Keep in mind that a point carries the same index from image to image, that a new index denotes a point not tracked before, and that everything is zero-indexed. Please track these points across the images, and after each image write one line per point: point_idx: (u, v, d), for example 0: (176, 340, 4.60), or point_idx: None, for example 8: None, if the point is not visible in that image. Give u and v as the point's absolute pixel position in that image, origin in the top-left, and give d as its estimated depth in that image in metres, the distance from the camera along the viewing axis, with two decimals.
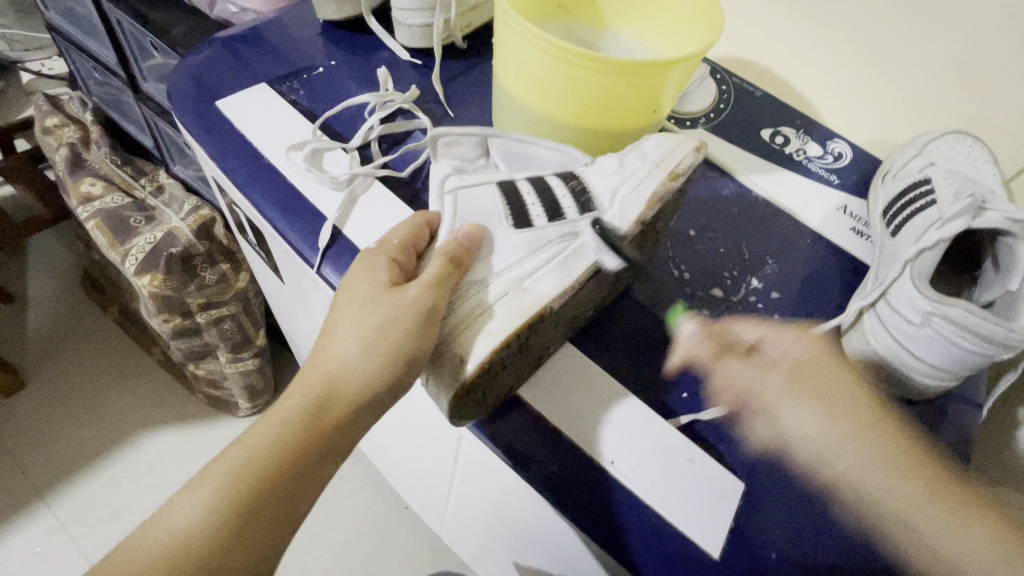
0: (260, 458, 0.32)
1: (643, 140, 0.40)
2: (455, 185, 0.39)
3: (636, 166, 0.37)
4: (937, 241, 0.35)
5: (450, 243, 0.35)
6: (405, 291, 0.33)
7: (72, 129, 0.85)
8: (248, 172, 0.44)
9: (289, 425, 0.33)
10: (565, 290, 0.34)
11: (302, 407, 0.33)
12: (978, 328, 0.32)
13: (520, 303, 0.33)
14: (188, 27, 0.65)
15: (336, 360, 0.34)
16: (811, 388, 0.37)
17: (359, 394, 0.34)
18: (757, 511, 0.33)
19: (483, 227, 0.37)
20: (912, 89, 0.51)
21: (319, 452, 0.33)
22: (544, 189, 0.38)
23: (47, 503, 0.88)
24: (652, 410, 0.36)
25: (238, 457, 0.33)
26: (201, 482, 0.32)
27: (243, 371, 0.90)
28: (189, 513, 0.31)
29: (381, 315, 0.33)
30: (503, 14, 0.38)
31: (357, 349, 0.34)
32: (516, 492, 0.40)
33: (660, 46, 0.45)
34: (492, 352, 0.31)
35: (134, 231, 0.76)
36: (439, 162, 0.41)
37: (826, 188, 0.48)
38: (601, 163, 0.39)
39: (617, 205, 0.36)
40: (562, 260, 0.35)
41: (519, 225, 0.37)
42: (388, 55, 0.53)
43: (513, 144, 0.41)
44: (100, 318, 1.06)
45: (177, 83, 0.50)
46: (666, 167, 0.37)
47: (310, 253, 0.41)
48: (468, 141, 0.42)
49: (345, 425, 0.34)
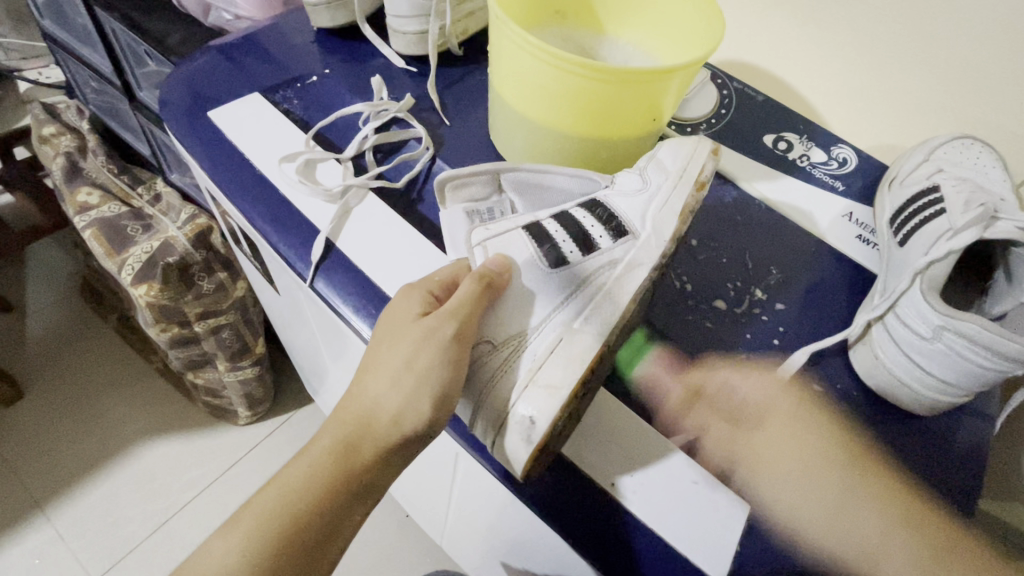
0: (295, 490, 0.31)
1: (656, 151, 0.40)
2: (483, 236, 0.38)
3: (660, 181, 0.38)
4: (947, 252, 0.34)
5: (479, 272, 0.34)
6: (437, 322, 0.32)
7: (69, 138, 0.84)
8: (240, 184, 0.43)
9: (322, 457, 0.32)
10: (615, 326, 0.34)
11: (339, 436, 0.33)
12: (994, 345, 0.30)
13: (579, 348, 0.33)
14: (182, 35, 0.64)
15: (363, 392, 0.33)
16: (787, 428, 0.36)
17: (391, 427, 0.32)
18: (772, 523, 0.32)
19: (510, 259, 0.36)
20: (917, 92, 0.50)
21: (359, 486, 0.32)
22: (570, 221, 0.37)
23: (46, 514, 0.87)
24: (656, 431, 0.35)
25: (277, 488, 0.32)
26: (240, 516, 0.31)
27: (242, 380, 0.89)
28: (227, 551, 0.30)
29: (412, 347, 0.32)
30: (497, 22, 0.37)
31: (385, 383, 0.32)
32: (514, 511, 0.39)
33: (660, 52, 0.44)
34: (559, 412, 0.32)
35: (131, 240, 0.75)
36: (449, 210, 0.40)
37: (830, 194, 0.47)
38: (616, 185, 0.39)
39: (651, 228, 0.37)
40: (600, 298, 0.35)
41: (554, 263, 0.36)
42: (383, 63, 0.52)
43: (530, 176, 0.40)
44: (98, 326, 1.05)
45: (169, 92, 0.49)
46: (689, 179, 0.38)
47: (303, 266, 0.40)
48: (479, 181, 0.40)
49: (379, 458, 0.32)
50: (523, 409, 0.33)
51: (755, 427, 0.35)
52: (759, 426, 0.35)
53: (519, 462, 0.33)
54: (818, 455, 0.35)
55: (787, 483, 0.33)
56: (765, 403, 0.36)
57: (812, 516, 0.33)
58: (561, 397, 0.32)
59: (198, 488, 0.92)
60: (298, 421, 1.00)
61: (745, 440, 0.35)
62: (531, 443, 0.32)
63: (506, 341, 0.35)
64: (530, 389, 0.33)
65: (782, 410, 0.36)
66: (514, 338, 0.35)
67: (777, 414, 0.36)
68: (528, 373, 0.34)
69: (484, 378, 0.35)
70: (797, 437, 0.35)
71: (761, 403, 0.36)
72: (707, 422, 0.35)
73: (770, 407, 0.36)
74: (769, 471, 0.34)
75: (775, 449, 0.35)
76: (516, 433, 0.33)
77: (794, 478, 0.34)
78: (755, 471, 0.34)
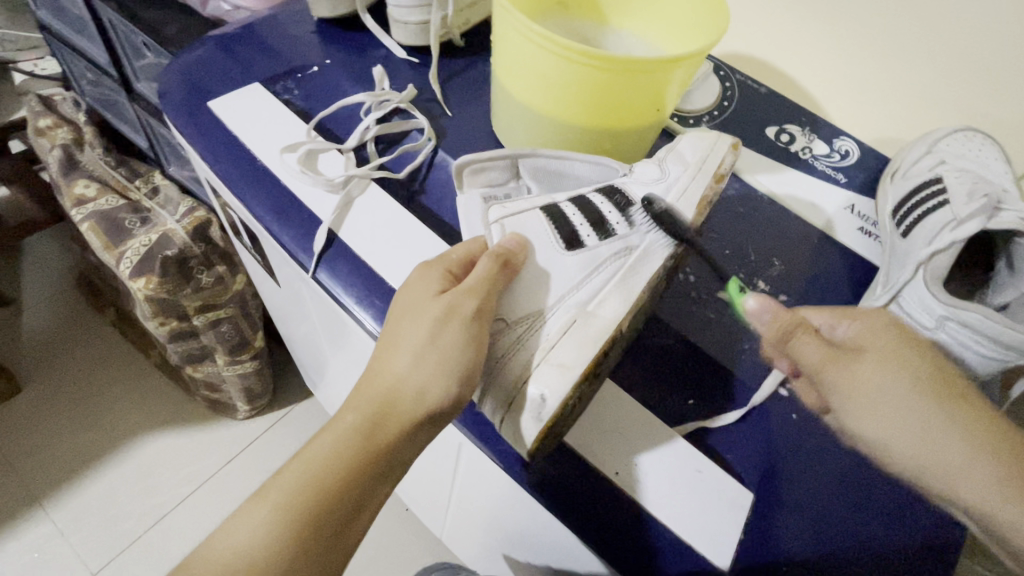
0: (324, 464, 0.31)
1: (676, 142, 0.40)
2: (500, 214, 0.38)
3: (679, 172, 0.38)
4: (951, 243, 0.34)
5: (496, 252, 0.35)
6: (458, 299, 0.32)
7: (65, 130, 0.83)
8: (242, 175, 0.43)
9: (350, 431, 0.31)
10: (631, 307, 0.34)
11: (366, 412, 0.32)
12: (997, 335, 0.31)
13: (595, 330, 0.33)
14: (180, 25, 0.64)
15: (387, 369, 0.32)
16: (900, 360, 0.32)
17: (415, 404, 0.32)
18: (777, 509, 0.33)
19: (525, 238, 0.36)
20: (919, 84, 0.50)
21: (387, 461, 0.32)
22: (584, 206, 0.38)
23: (45, 509, 0.87)
24: (661, 421, 0.35)
25: (303, 465, 0.31)
26: (265, 494, 0.31)
27: (242, 373, 0.88)
28: (256, 524, 0.30)
29: (434, 324, 0.32)
30: (501, 11, 0.37)
31: (407, 360, 0.32)
32: (518, 502, 0.39)
33: (663, 43, 0.44)
34: (571, 388, 0.32)
35: (129, 233, 0.74)
36: (466, 194, 0.40)
37: (832, 186, 0.47)
38: (635, 175, 0.39)
39: (667, 215, 0.37)
40: (615, 282, 0.35)
41: (571, 246, 0.36)
42: (384, 53, 0.52)
43: (548, 162, 0.39)
44: (96, 320, 1.05)
45: (169, 83, 0.49)
46: (709, 170, 0.38)
47: (305, 257, 0.40)
48: (499, 164, 0.40)
49: (406, 433, 0.32)
50: (534, 388, 0.32)
51: (858, 360, 0.32)
52: (861, 357, 0.32)
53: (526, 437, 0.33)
54: (908, 390, 0.31)
55: (906, 427, 0.31)
56: (860, 344, 0.33)
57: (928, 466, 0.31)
58: (573, 375, 0.32)
59: (198, 482, 0.92)
60: (298, 415, 1.00)
61: (840, 366, 0.32)
62: (540, 422, 0.32)
63: (520, 318, 0.35)
64: (542, 367, 0.33)
65: (920, 360, 0.32)
66: (528, 318, 0.35)
67: (873, 355, 0.32)
68: (542, 351, 0.34)
69: (495, 360, 0.35)
70: (894, 370, 0.31)
71: (857, 340, 0.33)
72: (813, 356, 0.33)
73: (870, 341, 0.33)
74: (873, 409, 0.32)
75: (878, 382, 0.32)
76: (529, 410, 0.32)
77: (898, 419, 0.31)
78: (854, 401, 0.32)
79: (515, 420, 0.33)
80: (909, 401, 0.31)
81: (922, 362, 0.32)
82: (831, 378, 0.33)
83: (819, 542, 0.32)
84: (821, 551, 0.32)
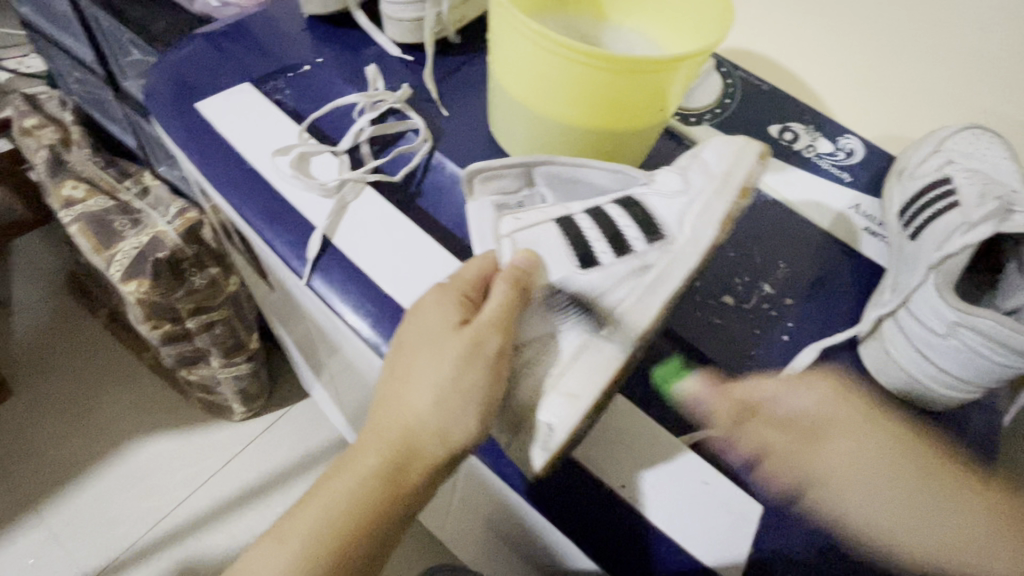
0: (347, 506, 0.30)
1: (700, 148, 0.39)
2: (511, 227, 0.37)
3: (701, 186, 0.37)
4: (962, 247, 0.34)
5: (511, 275, 0.33)
6: (474, 336, 0.31)
7: (52, 130, 0.82)
8: (233, 179, 0.42)
9: (371, 474, 0.31)
10: (648, 331, 0.33)
11: (383, 453, 0.31)
12: (1012, 342, 0.30)
13: (608, 353, 0.32)
14: (167, 23, 0.62)
15: (405, 406, 0.31)
16: (813, 436, 0.34)
17: (437, 446, 0.31)
18: (790, 507, 0.32)
19: (538, 255, 0.35)
20: (926, 81, 0.49)
21: (407, 502, 0.31)
22: (599, 219, 0.36)
23: (39, 514, 0.86)
24: (664, 430, 0.34)
25: (322, 507, 0.31)
26: (285, 534, 0.31)
27: (237, 375, 0.87)
28: (281, 557, 0.30)
29: (453, 366, 0.31)
30: (499, 8, 0.36)
31: (428, 398, 0.31)
32: (518, 515, 0.38)
33: (665, 41, 0.43)
34: (582, 419, 0.31)
35: (119, 236, 0.73)
36: (477, 200, 0.39)
37: (837, 185, 0.46)
38: (655, 185, 0.38)
39: (687, 232, 0.36)
40: (642, 292, 0.34)
41: (585, 263, 0.35)
42: (378, 51, 0.51)
43: (564, 169, 0.38)
44: (87, 321, 1.03)
45: (156, 83, 0.47)
46: (732, 186, 0.36)
47: (299, 264, 0.39)
48: (511, 173, 0.38)
49: (425, 480, 0.31)
50: (543, 416, 0.32)
51: (825, 438, 0.34)
52: (821, 437, 0.34)
53: (537, 458, 0.32)
54: (885, 461, 0.33)
55: (860, 498, 0.32)
56: (820, 415, 0.35)
57: (888, 530, 0.31)
58: (581, 405, 0.31)
59: (195, 485, 0.91)
60: (295, 416, 0.99)
61: (807, 442, 0.34)
62: (548, 450, 0.31)
63: (530, 340, 0.34)
64: (551, 396, 0.32)
65: (781, 433, 0.34)
66: (541, 337, 0.34)
67: (834, 426, 0.34)
68: (553, 376, 0.33)
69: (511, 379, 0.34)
70: (861, 443, 0.33)
71: (817, 414, 0.35)
72: (767, 439, 0.34)
73: (825, 424, 0.34)
74: (851, 484, 0.32)
75: (848, 461, 0.33)
76: (538, 439, 0.32)
77: (874, 486, 0.32)
78: (828, 485, 0.32)
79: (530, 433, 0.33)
80: (871, 485, 0.32)
81: (871, 459, 0.33)
82: (766, 463, 0.33)
83: (837, 535, 0.31)
84: (836, 541, 0.31)
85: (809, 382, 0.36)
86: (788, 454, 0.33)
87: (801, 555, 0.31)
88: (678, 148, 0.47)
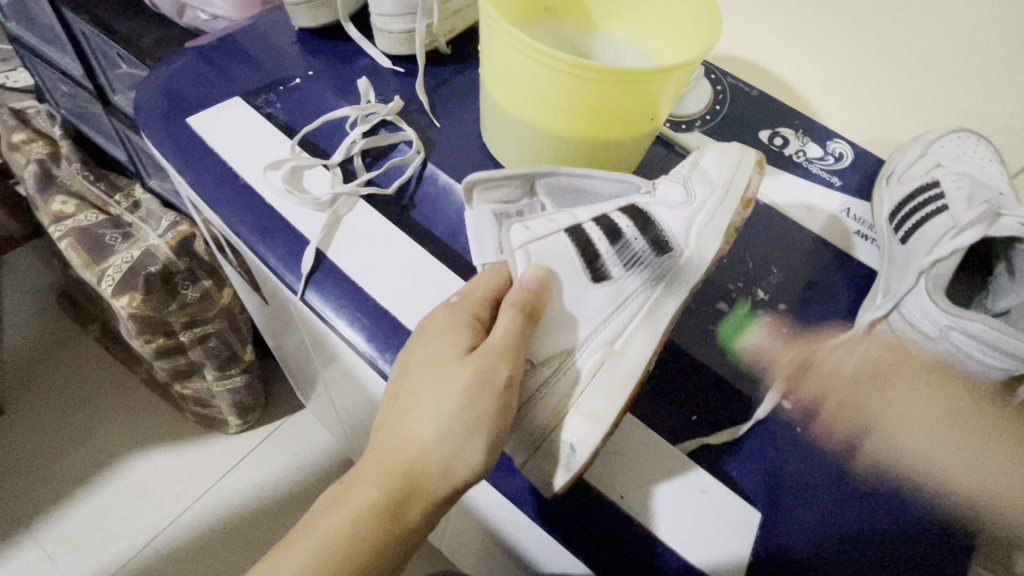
0: (345, 542, 0.30)
1: (699, 157, 0.40)
2: (522, 237, 0.35)
3: (705, 196, 0.37)
4: (952, 250, 0.35)
5: (520, 300, 0.33)
6: (482, 363, 0.31)
7: (41, 144, 0.81)
8: (225, 194, 0.42)
9: (372, 507, 0.30)
10: (655, 347, 0.35)
11: (385, 481, 0.31)
12: (1000, 342, 0.31)
13: (624, 370, 0.34)
14: (155, 36, 0.62)
15: (411, 436, 0.31)
16: (895, 388, 0.37)
17: (442, 478, 0.31)
18: (795, 500, 0.33)
19: (549, 269, 0.35)
20: (911, 84, 0.49)
21: (410, 534, 0.31)
22: (609, 227, 0.36)
23: (33, 534, 0.85)
24: (661, 438, 0.34)
25: (319, 535, 0.30)
26: (280, 569, 0.30)
27: (232, 388, 0.87)
28: None
29: (462, 397, 0.30)
30: (489, 20, 0.36)
31: (434, 429, 0.30)
32: (518, 527, 0.38)
33: (655, 49, 0.43)
34: (602, 440, 0.31)
35: (110, 249, 0.72)
36: (474, 210, 0.39)
37: (828, 189, 0.46)
38: (658, 195, 0.38)
39: (694, 244, 0.36)
40: (653, 306, 0.36)
41: (596, 277, 0.35)
42: (368, 63, 0.51)
43: (568, 180, 0.38)
44: (79, 336, 1.02)
45: (145, 98, 0.47)
46: (733, 197, 0.37)
47: (293, 279, 0.38)
48: (512, 183, 0.38)
49: (428, 513, 0.31)
50: (564, 436, 0.32)
51: (888, 382, 0.37)
52: (884, 382, 0.37)
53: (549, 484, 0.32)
54: (943, 410, 0.36)
55: (909, 441, 0.36)
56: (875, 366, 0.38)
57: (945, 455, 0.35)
58: (604, 425, 0.32)
59: (191, 500, 0.90)
60: (291, 427, 0.99)
61: (871, 395, 0.37)
62: (570, 471, 0.31)
63: (546, 359, 0.35)
64: (571, 416, 0.33)
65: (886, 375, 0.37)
66: (557, 357, 0.35)
67: (900, 372, 0.37)
68: (571, 397, 0.34)
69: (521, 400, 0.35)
70: (930, 390, 0.36)
71: (872, 365, 0.38)
72: (823, 389, 0.37)
73: (878, 369, 0.37)
74: (900, 426, 0.36)
75: (906, 405, 0.36)
76: (559, 461, 0.32)
77: (926, 428, 0.36)
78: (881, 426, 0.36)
79: (547, 456, 0.33)
80: (927, 430, 0.36)
81: (945, 393, 0.36)
82: (830, 408, 0.37)
83: (842, 527, 0.33)
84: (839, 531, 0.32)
85: (870, 338, 0.38)
86: (846, 399, 0.37)
87: (807, 549, 0.32)
88: (668, 156, 0.48)
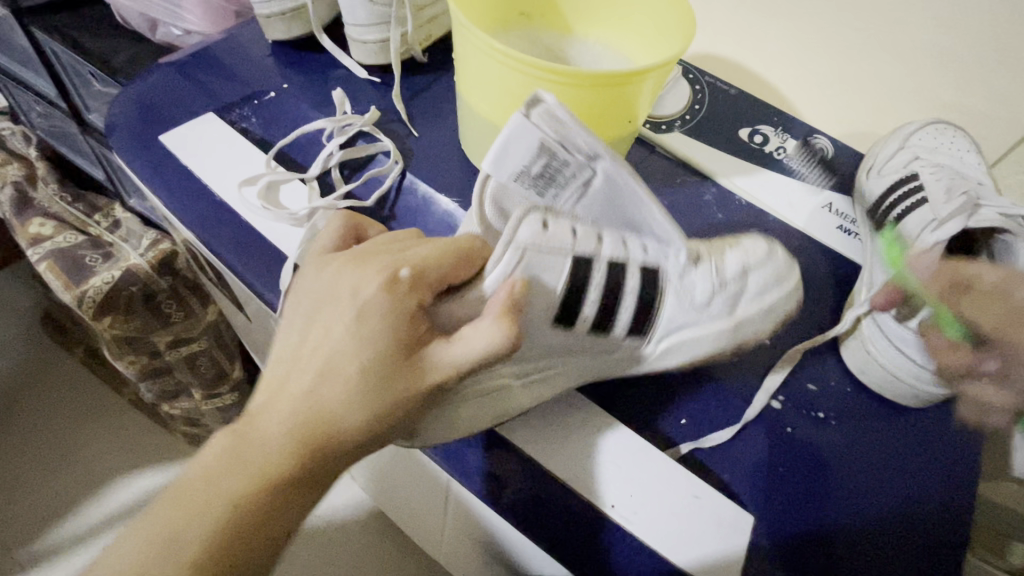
0: (234, 513, 0.25)
1: (755, 264, 0.36)
2: (529, 233, 0.30)
3: (717, 314, 0.35)
4: (933, 244, 0.35)
5: (504, 313, 0.28)
6: (427, 371, 0.28)
7: (16, 166, 0.80)
8: (200, 212, 0.41)
9: (273, 481, 0.26)
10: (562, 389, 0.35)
11: (299, 442, 0.27)
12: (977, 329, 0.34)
13: (517, 400, 0.33)
14: (129, 53, 0.61)
15: (333, 417, 0.27)
16: None
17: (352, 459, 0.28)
18: (794, 494, 0.33)
19: (533, 281, 0.30)
20: (888, 78, 0.50)
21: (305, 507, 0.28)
22: (608, 281, 0.32)
23: (20, 564, 0.83)
24: (650, 445, 0.34)
25: (206, 504, 0.26)
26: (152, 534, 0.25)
27: (221, 407, 0.85)
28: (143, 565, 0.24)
29: (394, 394, 0.28)
30: (461, 28, 0.35)
31: (360, 419, 0.27)
32: (512, 539, 0.38)
33: (630, 51, 0.43)
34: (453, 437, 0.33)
35: (89, 270, 0.71)
36: (524, 122, 0.29)
37: (809, 185, 0.46)
38: (684, 281, 0.34)
39: (656, 353, 0.35)
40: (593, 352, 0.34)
41: (560, 319, 0.32)
42: (344, 74, 0.50)
43: (624, 186, 0.32)
44: (64, 359, 1.00)
45: (116, 116, 0.46)
46: (739, 334, 0.36)
47: (272, 296, 0.38)
48: (580, 134, 0.30)
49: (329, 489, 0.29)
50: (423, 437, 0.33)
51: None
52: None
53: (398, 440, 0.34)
54: None
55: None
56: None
57: None
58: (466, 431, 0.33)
59: None
60: None
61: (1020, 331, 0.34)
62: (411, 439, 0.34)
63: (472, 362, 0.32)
64: (447, 423, 0.32)
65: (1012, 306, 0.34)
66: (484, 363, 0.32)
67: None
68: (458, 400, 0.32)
69: None
70: None
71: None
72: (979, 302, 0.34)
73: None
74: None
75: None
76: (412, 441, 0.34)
77: None
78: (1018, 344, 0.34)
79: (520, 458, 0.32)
80: None
81: None
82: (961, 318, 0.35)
83: (842, 516, 0.33)
84: (837, 525, 0.32)
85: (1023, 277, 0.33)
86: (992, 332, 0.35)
87: (804, 546, 0.32)
88: (649, 157, 0.47)
